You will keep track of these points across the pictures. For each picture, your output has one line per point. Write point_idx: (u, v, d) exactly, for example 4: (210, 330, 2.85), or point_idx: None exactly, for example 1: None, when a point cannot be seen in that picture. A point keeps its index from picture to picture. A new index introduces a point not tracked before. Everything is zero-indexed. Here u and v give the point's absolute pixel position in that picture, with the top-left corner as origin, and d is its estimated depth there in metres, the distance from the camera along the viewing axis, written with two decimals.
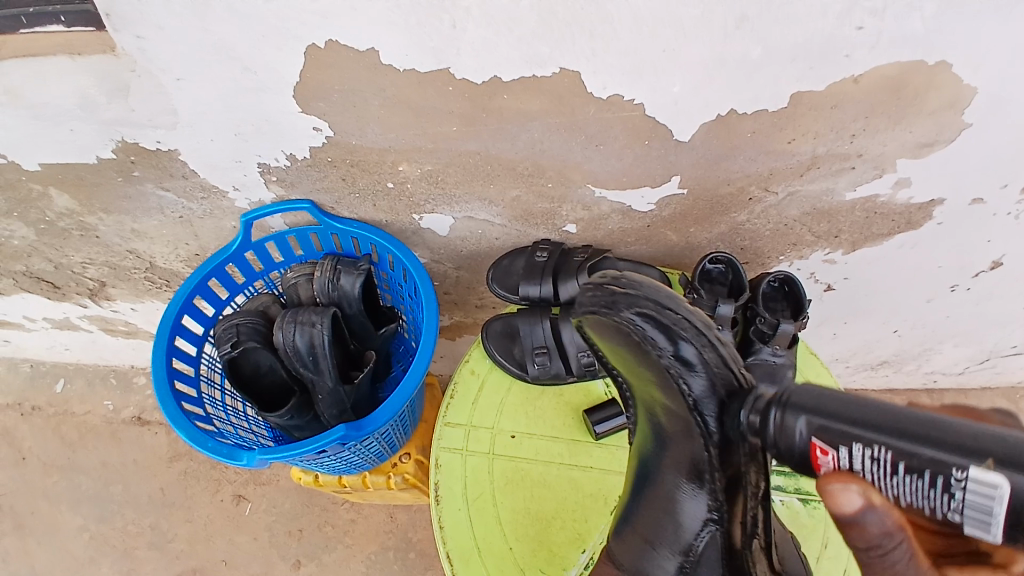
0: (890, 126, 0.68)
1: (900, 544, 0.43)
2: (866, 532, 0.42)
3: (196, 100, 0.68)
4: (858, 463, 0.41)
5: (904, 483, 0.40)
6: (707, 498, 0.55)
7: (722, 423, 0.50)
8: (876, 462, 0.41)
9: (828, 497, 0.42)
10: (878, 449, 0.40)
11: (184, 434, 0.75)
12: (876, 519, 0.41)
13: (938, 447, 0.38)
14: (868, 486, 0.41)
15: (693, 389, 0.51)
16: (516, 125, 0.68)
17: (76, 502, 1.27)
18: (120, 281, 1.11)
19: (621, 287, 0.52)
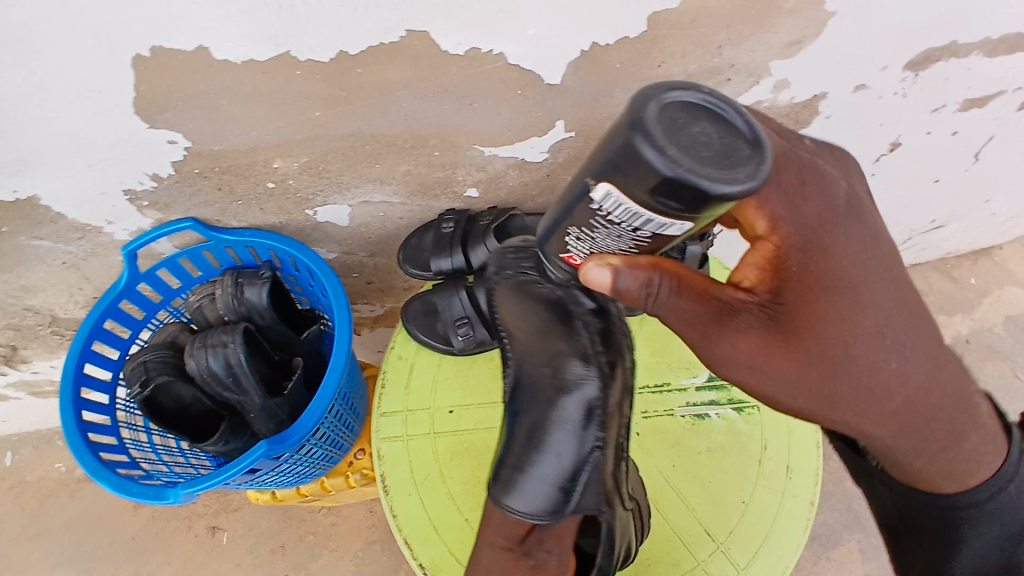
0: (753, 31, 0.68)
1: (660, 278, 0.53)
2: (630, 286, 0.53)
3: (38, 138, 0.63)
4: (580, 246, 0.55)
5: (600, 233, 0.52)
6: (593, 431, 0.66)
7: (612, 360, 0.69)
8: (578, 238, 0.54)
9: (590, 283, 0.55)
10: (570, 228, 0.54)
11: (107, 485, 0.72)
12: (629, 278, 0.53)
13: (579, 208, 0.51)
14: (603, 256, 0.54)
15: (590, 327, 0.69)
16: (383, 98, 0.65)
17: (45, 571, 1.22)
18: (30, 341, 1.04)
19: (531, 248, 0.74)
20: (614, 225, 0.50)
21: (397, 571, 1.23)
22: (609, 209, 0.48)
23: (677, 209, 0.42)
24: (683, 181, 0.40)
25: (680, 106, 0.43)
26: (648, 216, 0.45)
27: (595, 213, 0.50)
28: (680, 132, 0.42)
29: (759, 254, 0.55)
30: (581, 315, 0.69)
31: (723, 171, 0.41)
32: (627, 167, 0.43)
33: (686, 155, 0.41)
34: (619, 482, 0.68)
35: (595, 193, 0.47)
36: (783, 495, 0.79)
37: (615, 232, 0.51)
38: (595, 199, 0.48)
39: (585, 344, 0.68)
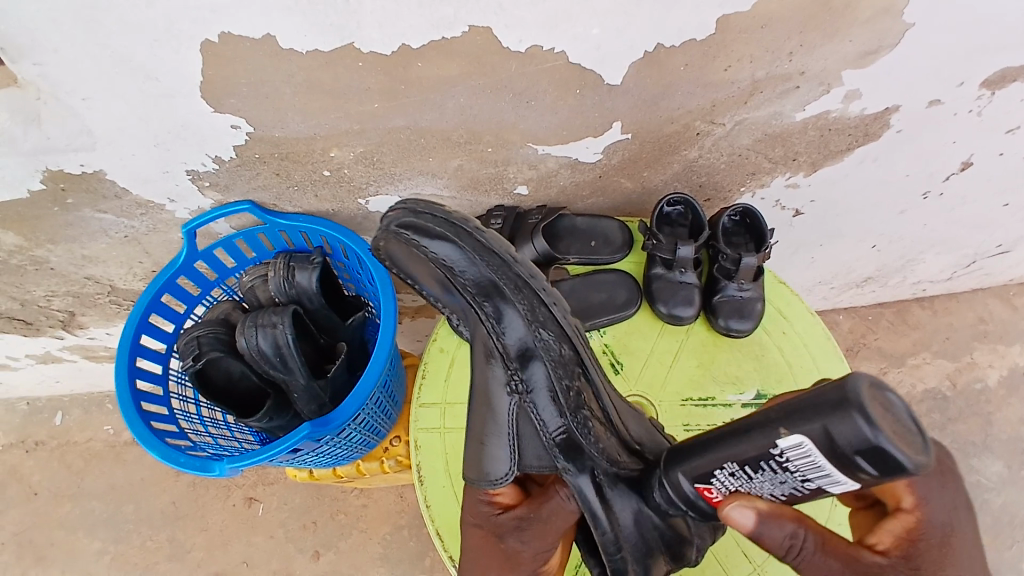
0: (826, 39, 0.65)
1: (806, 534, 0.52)
2: (774, 538, 0.52)
3: (108, 117, 0.65)
4: (731, 484, 0.52)
5: (762, 476, 0.49)
6: (513, 393, 0.66)
7: (507, 312, 0.65)
8: (733, 475, 0.51)
9: (730, 522, 0.52)
10: (728, 463, 0.50)
11: (155, 452, 0.74)
12: (771, 526, 0.51)
13: (752, 440, 0.48)
14: (750, 497, 0.52)
15: (478, 285, 0.66)
16: (441, 92, 0.65)
17: (92, 528, 1.28)
18: (88, 308, 1.09)
19: (419, 209, 0.70)
20: (784, 471, 0.48)
21: (422, 558, 1.24)
22: (791, 460, 0.46)
23: (867, 475, 0.43)
24: (885, 456, 0.41)
25: (894, 411, 0.42)
26: (832, 476, 0.45)
27: (770, 458, 0.47)
28: (888, 417, 0.42)
29: (897, 523, 0.53)
30: (458, 275, 0.67)
31: (912, 449, 0.41)
32: (832, 409, 0.42)
33: (888, 431, 0.41)
34: (573, 441, 0.63)
35: (782, 437, 0.45)
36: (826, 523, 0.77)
37: (782, 478, 0.48)
38: (779, 446, 0.46)
39: (476, 305, 0.67)
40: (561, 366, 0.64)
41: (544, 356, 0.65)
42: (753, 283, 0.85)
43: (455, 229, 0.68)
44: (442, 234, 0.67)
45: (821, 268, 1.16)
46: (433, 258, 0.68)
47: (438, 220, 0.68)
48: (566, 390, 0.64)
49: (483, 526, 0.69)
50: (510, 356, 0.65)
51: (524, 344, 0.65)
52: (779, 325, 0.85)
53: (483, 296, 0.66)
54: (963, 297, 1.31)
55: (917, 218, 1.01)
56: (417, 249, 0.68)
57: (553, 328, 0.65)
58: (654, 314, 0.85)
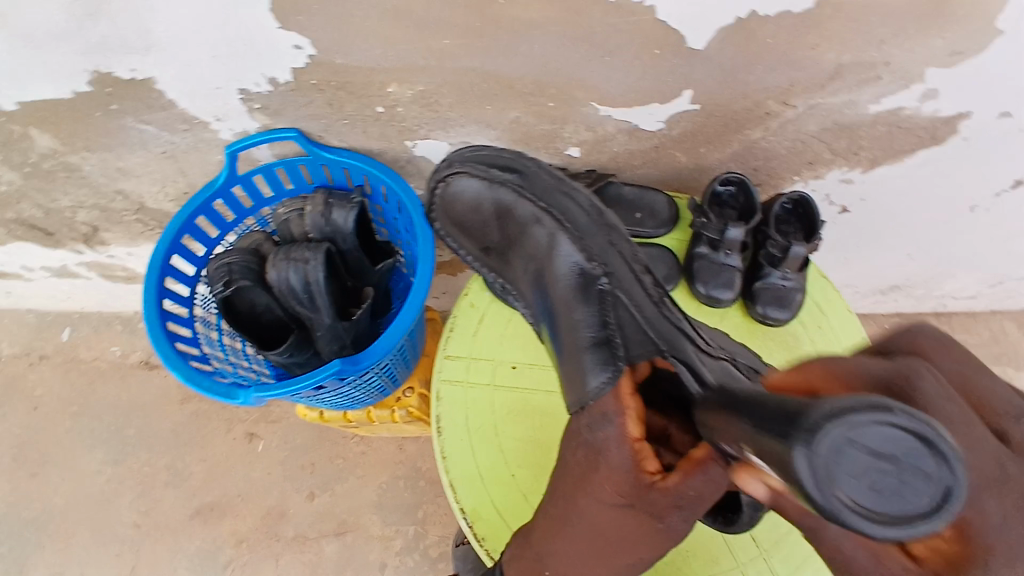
0: (921, 30, 0.62)
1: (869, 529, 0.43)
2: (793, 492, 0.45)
3: (170, 21, 0.63)
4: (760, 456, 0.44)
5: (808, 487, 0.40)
6: (597, 302, 0.71)
7: (586, 223, 0.77)
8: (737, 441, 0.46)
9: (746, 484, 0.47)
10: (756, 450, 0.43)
11: (181, 374, 0.74)
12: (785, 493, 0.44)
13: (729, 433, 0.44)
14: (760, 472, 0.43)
15: (547, 203, 0.79)
16: (519, 36, 0.62)
17: (93, 443, 1.29)
18: (113, 224, 1.07)
19: (450, 161, 0.81)
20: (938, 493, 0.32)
21: (416, 510, 1.25)
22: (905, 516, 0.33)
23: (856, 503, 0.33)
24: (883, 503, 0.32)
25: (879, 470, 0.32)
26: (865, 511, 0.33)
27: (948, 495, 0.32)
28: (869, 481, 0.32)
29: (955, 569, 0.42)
30: (523, 195, 0.80)
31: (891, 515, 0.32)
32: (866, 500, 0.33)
33: (833, 485, 0.32)
34: (660, 316, 0.67)
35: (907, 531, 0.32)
36: None
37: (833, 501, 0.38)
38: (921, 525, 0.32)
39: (546, 216, 0.78)
40: (634, 261, 0.74)
41: (612, 251, 0.75)
42: (796, 273, 0.83)
43: (520, 164, 0.80)
44: (506, 168, 0.80)
45: (849, 271, 1.14)
46: (499, 180, 0.80)
47: (489, 153, 0.80)
48: (642, 278, 0.72)
49: (637, 504, 0.56)
50: (584, 255, 0.75)
51: (599, 246, 0.75)
52: (816, 319, 0.83)
53: (566, 221, 0.77)
54: (981, 318, 1.30)
55: (961, 231, 0.99)
56: (478, 177, 0.80)
57: (614, 229, 0.77)
58: (691, 294, 0.85)
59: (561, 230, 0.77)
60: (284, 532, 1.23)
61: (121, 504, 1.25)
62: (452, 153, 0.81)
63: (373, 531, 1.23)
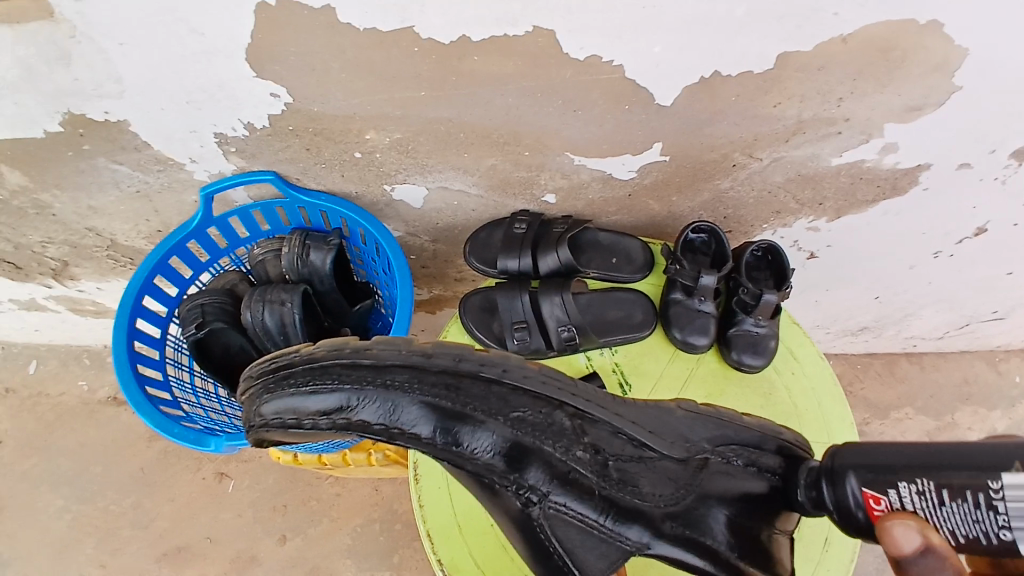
0: (878, 90, 0.65)
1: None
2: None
3: (145, 67, 0.63)
4: (909, 503, 0.49)
5: (952, 508, 0.47)
6: (555, 531, 0.57)
7: (473, 426, 0.55)
8: (922, 495, 0.48)
9: (889, 541, 0.48)
10: (920, 481, 0.48)
11: (149, 420, 0.72)
12: (933, 565, 0.46)
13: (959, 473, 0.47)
14: (922, 525, 0.47)
15: (416, 422, 0.56)
16: (491, 90, 0.64)
17: (56, 483, 1.24)
18: (84, 260, 1.05)
19: (292, 416, 0.60)
20: (984, 512, 0.46)
21: (391, 555, 1.21)
22: (1007, 501, 0.45)
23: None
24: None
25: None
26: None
27: (982, 491, 0.46)
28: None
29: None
30: (369, 422, 0.57)
31: None
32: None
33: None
34: (626, 507, 0.56)
35: (1019, 468, 0.45)
36: (816, 566, 0.77)
37: (976, 517, 0.46)
38: (1012, 478, 0.45)
39: (421, 440, 0.56)
40: (552, 439, 0.56)
41: (537, 444, 0.55)
42: (769, 319, 0.84)
43: (360, 375, 0.58)
44: (336, 386, 0.58)
45: (821, 313, 1.16)
46: (351, 422, 0.57)
47: (303, 372, 0.61)
48: (574, 459, 0.56)
49: None
50: (500, 471, 0.56)
51: (501, 454, 0.55)
52: (790, 365, 0.84)
53: (447, 433, 0.56)
54: (952, 356, 1.32)
55: (927, 275, 1.01)
56: (311, 423, 0.60)
57: (510, 390, 0.56)
58: (668, 338, 0.85)
59: (450, 447, 0.56)
60: None
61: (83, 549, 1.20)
62: (279, 397, 0.61)
63: None
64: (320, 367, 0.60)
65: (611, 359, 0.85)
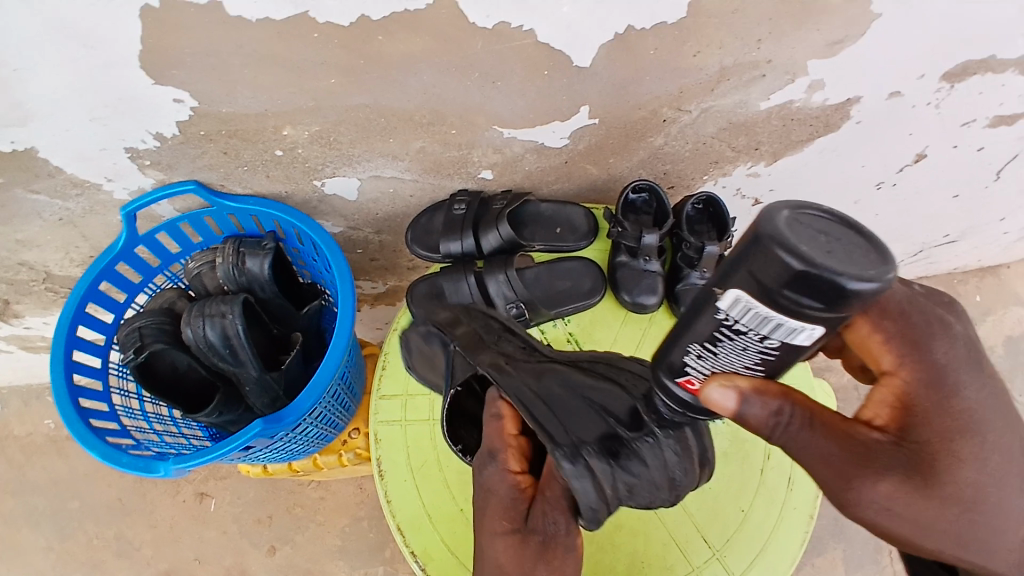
0: (795, 27, 0.65)
1: (795, 410, 0.43)
2: (757, 417, 0.43)
3: (39, 88, 0.60)
4: (702, 366, 0.43)
5: (724, 348, 0.41)
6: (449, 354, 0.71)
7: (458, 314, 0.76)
8: (699, 356, 0.43)
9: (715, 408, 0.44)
10: (689, 347, 0.43)
11: (96, 453, 0.70)
12: (757, 405, 0.42)
13: (700, 317, 0.41)
14: (729, 375, 0.43)
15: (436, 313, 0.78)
16: (405, 70, 0.62)
17: (31, 525, 1.21)
18: (22, 296, 1.01)
19: None
20: (740, 337, 0.39)
21: (382, 549, 1.21)
22: (735, 320, 0.38)
23: (813, 313, 0.33)
24: (822, 282, 0.32)
25: (823, 231, 0.34)
26: (786, 326, 0.35)
27: (718, 323, 0.39)
28: (811, 231, 0.33)
29: (885, 390, 0.44)
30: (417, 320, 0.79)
31: (859, 264, 0.32)
32: (748, 250, 0.34)
33: (832, 259, 0.32)
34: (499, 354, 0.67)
35: (719, 297, 0.38)
36: (784, 506, 0.78)
37: (741, 345, 0.40)
38: (721, 306, 0.38)
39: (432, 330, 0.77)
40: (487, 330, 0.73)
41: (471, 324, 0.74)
42: (715, 271, 0.84)
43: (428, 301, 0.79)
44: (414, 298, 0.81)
45: None
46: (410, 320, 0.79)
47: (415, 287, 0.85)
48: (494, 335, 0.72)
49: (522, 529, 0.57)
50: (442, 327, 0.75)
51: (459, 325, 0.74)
52: None
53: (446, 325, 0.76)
54: None
55: (872, 208, 1.03)
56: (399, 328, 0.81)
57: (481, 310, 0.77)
58: (617, 302, 0.85)
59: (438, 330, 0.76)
60: None
61: None
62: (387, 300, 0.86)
63: None
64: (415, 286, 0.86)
65: (565, 330, 0.84)
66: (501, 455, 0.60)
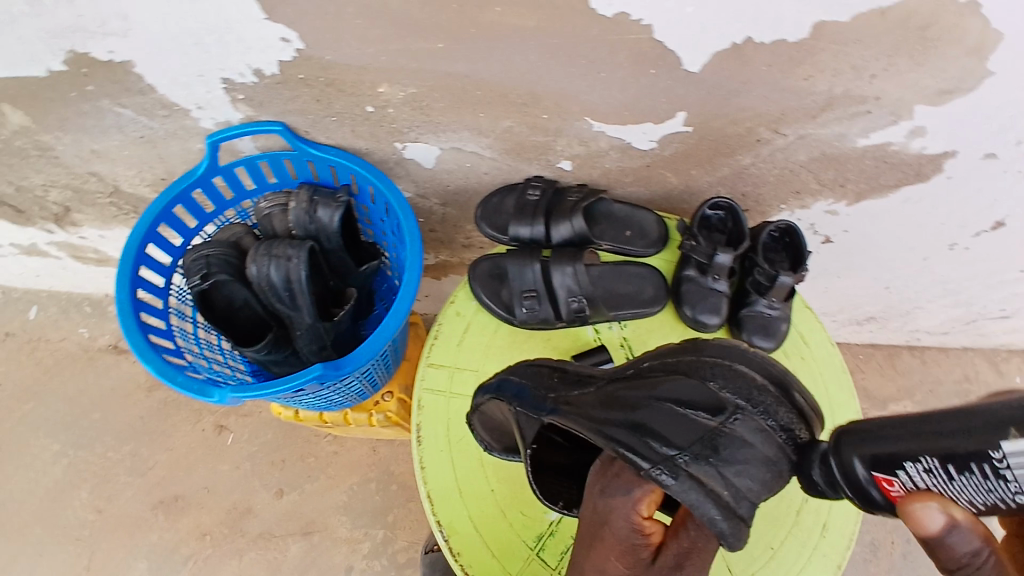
0: (913, 68, 0.62)
1: (990, 553, 0.45)
2: (956, 550, 0.45)
3: (152, 6, 0.60)
4: (921, 479, 0.47)
5: None
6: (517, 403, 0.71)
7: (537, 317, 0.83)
8: (929, 471, 0.46)
9: (913, 520, 0.46)
10: (923, 457, 0.46)
11: (153, 368, 0.71)
12: (963, 537, 0.45)
13: None
14: (946, 502, 0.45)
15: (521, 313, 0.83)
16: (511, 45, 0.61)
17: (55, 428, 1.24)
18: (86, 206, 1.03)
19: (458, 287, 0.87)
20: None
21: (385, 514, 1.21)
22: (1014, 469, 0.41)
23: None
24: None
25: None
26: None
27: None
28: None
29: None
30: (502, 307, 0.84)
31: None
32: None
33: None
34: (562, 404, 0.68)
35: None
36: (813, 550, 0.76)
37: None
38: None
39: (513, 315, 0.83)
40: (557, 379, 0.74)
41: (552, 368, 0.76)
42: (782, 302, 0.82)
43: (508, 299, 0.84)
44: (496, 298, 0.84)
45: (829, 300, 1.14)
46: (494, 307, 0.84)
47: (491, 272, 0.86)
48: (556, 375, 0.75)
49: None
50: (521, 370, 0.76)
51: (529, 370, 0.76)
52: (799, 350, 0.83)
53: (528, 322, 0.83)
54: (955, 352, 1.30)
55: (941, 267, 0.99)
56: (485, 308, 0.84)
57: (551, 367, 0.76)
58: (678, 316, 0.84)
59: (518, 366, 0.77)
60: (249, 529, 1.20)
61: (78, 494, 1.21)
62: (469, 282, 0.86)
63: (339, 534, 1.20)
64: (487, 268, 0.86)
65: (620, 333, 0.84)
66: (636, 491, 0.57)
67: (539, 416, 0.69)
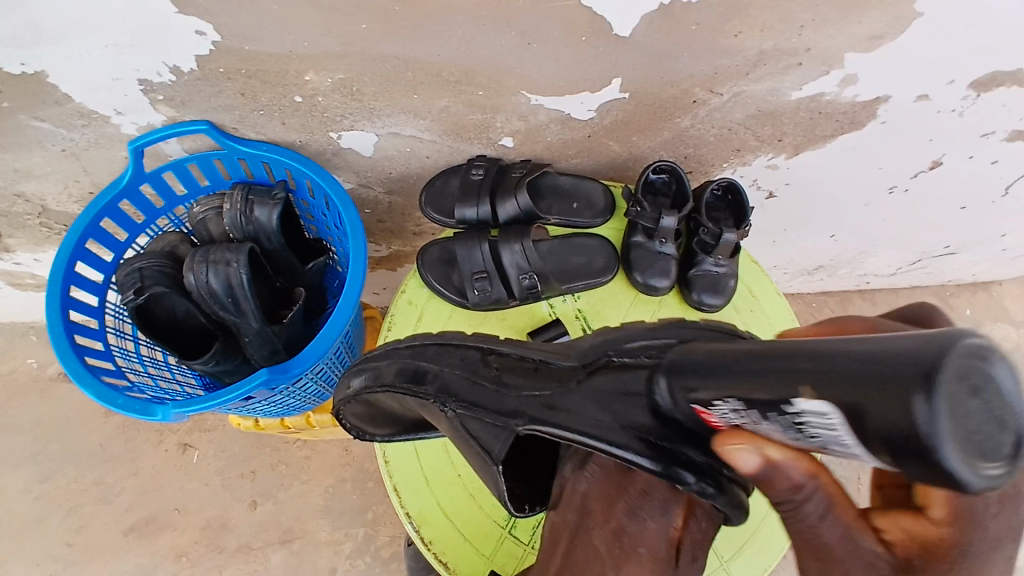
0: (839, 16, 0.63)
1: (816, 491, 0.47)
2: (781, 483, 0.47)
3: (56, 12, 0.57)
4: (732, 418, 0.48)
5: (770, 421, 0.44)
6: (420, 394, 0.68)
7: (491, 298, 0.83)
8: (734, 411, 0.47)
9: (730, 458, 0.48)
10: (729, 399, 0.46)
11: (92, 392, 0.68)
12: (782, 460, 0.46)
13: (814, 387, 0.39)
14: (760, 439, 0.46)
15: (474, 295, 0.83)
16: (443, 21, 0.60)
17: (13, 465, 1.19)
18: (15, 230, 0.98)
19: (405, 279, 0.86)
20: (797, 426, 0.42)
21: (364, 512, 1.21)
22: (808, 421, 0.41)
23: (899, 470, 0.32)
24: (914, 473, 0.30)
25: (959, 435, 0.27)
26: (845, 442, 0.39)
27: (783, 411, 0.42)
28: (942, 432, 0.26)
29: None
30: (454, 293, 0.84)
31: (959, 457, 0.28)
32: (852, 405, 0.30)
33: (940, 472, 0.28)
34: (481, 394, 0.65)
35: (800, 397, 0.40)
36: (775, 496, 0.79)
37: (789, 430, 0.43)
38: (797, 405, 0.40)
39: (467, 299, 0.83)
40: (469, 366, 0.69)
41: (463, 352, 0.71)
42: (729, 259, 0.84)
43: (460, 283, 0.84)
44: (447, 283, 0.84)
45: (779, 253, 1.17)
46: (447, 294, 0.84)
47: (439, 259, 0.85)
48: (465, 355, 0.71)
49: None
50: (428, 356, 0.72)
51: (438, 356, 0.71)
52: (749, 304, 0.85)
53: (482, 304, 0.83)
54: (904, 292, 1.35)
55: (884, 211, 1.02)
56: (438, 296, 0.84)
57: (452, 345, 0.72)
58: (629, 282, 0.85)
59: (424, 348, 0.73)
60: (226, 544, 1.17)
61: (45, 528, 1.17)
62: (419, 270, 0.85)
63: (321, 537, 1.19)
64: (436, 255, 0.85)
65: (574, 306, 0.84)
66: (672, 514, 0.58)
67: (445, 408, 0.66)
